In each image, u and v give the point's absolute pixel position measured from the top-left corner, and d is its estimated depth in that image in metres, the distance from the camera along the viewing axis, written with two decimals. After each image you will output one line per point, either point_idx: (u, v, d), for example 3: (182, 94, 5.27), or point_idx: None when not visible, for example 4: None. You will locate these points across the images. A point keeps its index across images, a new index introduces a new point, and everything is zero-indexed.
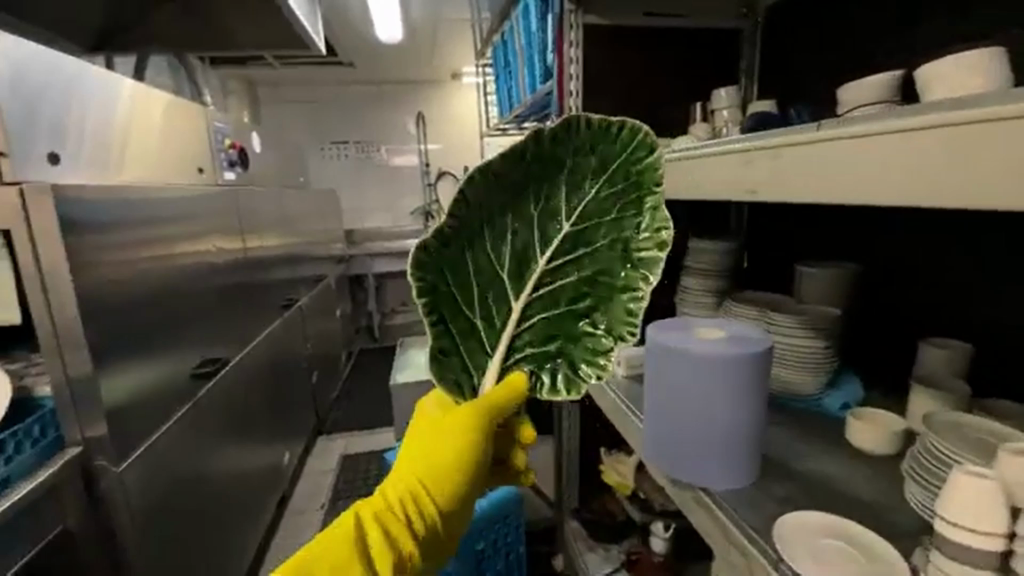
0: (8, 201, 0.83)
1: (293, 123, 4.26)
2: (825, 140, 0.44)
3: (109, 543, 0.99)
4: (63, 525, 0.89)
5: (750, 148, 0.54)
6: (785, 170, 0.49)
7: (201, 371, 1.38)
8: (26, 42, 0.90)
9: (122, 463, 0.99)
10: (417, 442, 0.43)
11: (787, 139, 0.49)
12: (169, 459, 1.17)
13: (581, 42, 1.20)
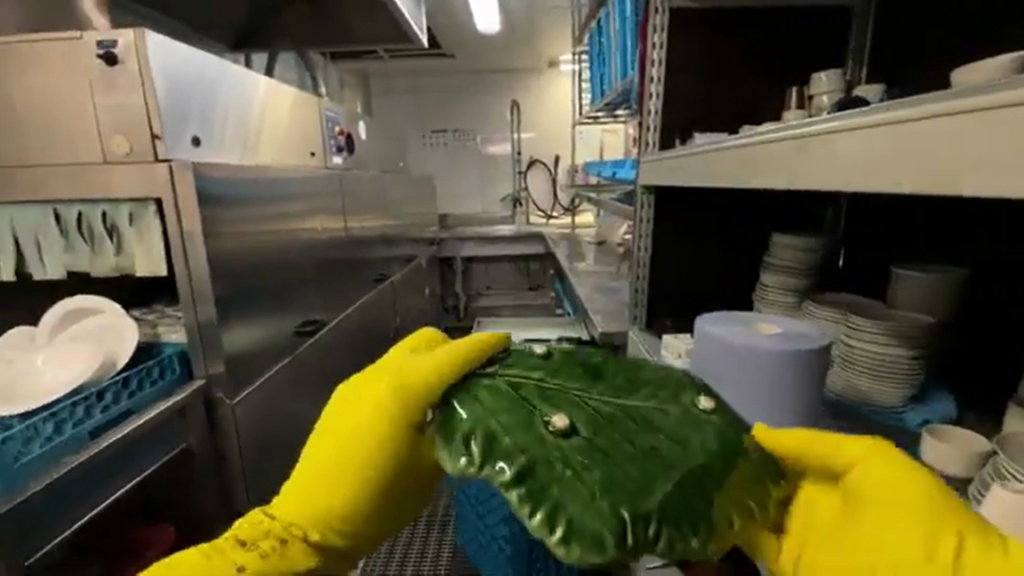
0: (162, 175, 1.03)
1: (399, 112, 4.55)
2: (867, 126, 0.41)
3: (222, 464, 1.19)
4: (187, 443, 1.09)
5: (808, 134, 0.52)
6: (832, 159, 0.47)
7: (302, 331, 1.57)
8: (180, 44, 1.09)
9: (235, 399, 1.19)
10: (339, 445, 0.36)
11: (839, 124, 0.46)
12: (272, 402, 1.37)
13: (666, 27, 1.18)
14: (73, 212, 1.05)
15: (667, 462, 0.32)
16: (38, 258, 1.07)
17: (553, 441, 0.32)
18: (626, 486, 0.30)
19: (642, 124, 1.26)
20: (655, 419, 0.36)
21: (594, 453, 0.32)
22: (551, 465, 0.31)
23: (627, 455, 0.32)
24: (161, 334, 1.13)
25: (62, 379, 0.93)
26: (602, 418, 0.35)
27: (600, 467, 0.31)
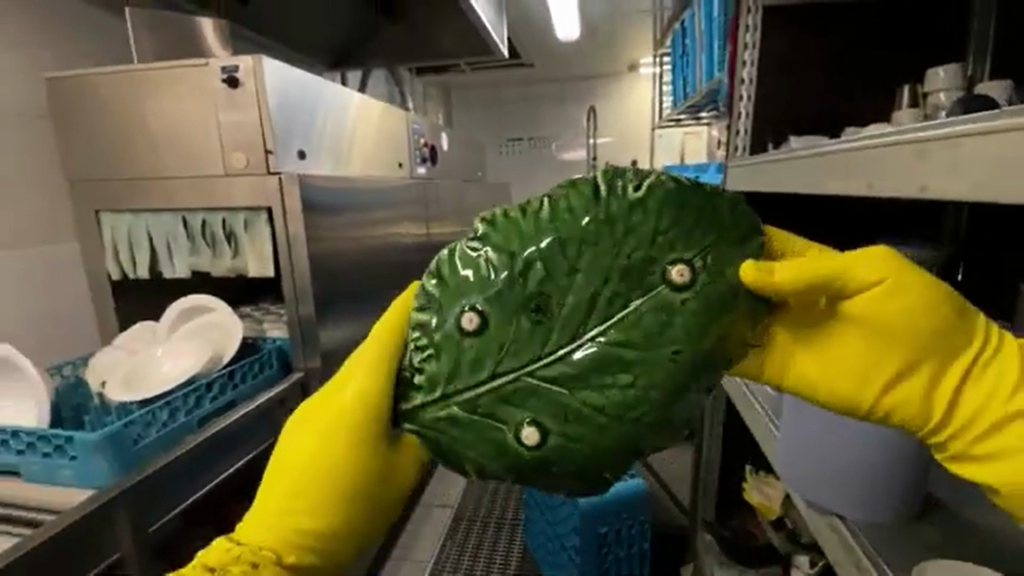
0: (273, 187, 1.14)
1: (477, 122, 4.68)
2: (998, 131, 0.38)
3: None
4: None
5: (925, 139, 0.48)
6: (958, 166, 0.42)
7: None
8: (290, 68, 1.21)
9: None
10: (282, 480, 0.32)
11: (966, 128, 0.42)
12: None
13: (758, 26, 1.13)
14: (199, 220, 1.20)
15: (637, 408, 0.27)
16: (169, 259, 1.23)
17: (511, 451, 0.28)
18: (601, 459, 0.28)
19: (731, 127, 1.23)
20: (621, 334, 0.28)
21: (559, 442, 0.28)
22: (526, 475, 0.29)
23: (597, 428, 0.27)
24: (267, 330, 1.26)
25: (175, 372, 1.04)
26: (558, 386, 0.28)
27: (575, 460, 0.28)
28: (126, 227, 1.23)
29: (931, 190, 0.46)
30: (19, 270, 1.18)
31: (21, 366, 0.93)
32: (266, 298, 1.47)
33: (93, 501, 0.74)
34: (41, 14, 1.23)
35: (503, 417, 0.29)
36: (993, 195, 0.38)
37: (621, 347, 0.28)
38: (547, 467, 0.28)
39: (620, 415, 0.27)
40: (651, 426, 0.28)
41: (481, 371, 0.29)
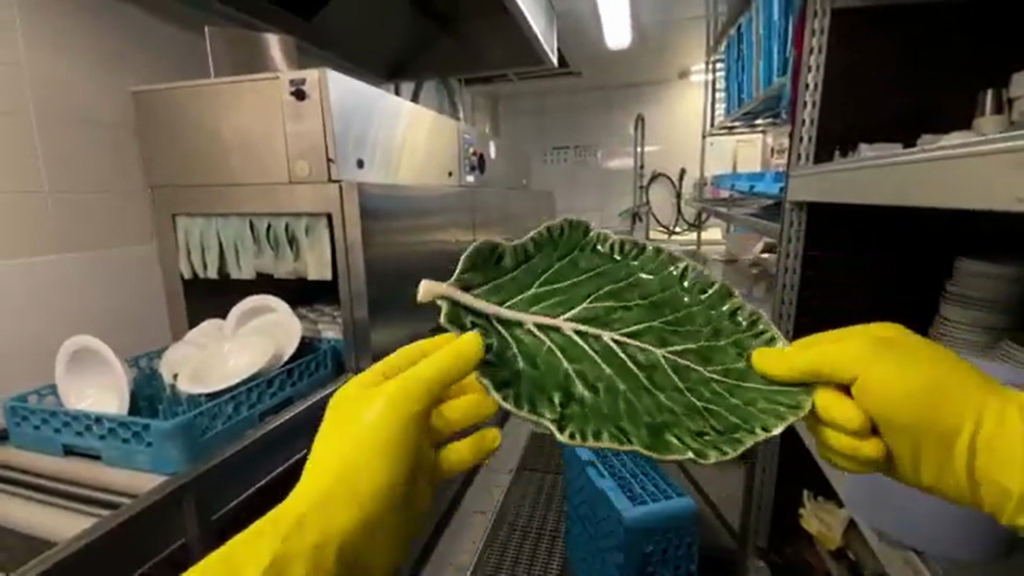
0: (333, 193, 1.19)
1: (523, 132, 4.72)
2: None
3: None
4: None
5: (1022, 147, 0.44)
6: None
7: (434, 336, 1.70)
8: (351, 80, 1.25)
9: None
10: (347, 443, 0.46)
11: None
12: None
13: (826, 29, 1.07)
14: (264, 225, 1.26)
15: (690, 420, 0.36)
16: (235, 261, 1.30)
17: (554, 357, 0.39)
18: (636, 422, 0.35)
19: (792, 135, 1.14)
20: (695, 357, 0.40)
21: (606, 393, 0.37)
22: (549, 397, 0.36)
23: (646, 401, 0.37)
24: (321, 330, 1.31)
25: (241, 366, 1.09)
26: (628, 361, 0.39)
27: (608, 421, 0.35)
28: (199, 230, 1.32)
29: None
30: (103, 269, 1.28)
31: (104, 357, 1.01)
32: (322, 300, 1.53)
33: (163, 487, 0.78)
34: (130, 34, 1.35)
35: (563, 337, 0.40)
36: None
37: (692, 367, 0.39)
38: (581, 403, 0.36)
39: (654, 392, 0.37)
40: (701, 434, 0.35)
41: (564, 284, 0.43)
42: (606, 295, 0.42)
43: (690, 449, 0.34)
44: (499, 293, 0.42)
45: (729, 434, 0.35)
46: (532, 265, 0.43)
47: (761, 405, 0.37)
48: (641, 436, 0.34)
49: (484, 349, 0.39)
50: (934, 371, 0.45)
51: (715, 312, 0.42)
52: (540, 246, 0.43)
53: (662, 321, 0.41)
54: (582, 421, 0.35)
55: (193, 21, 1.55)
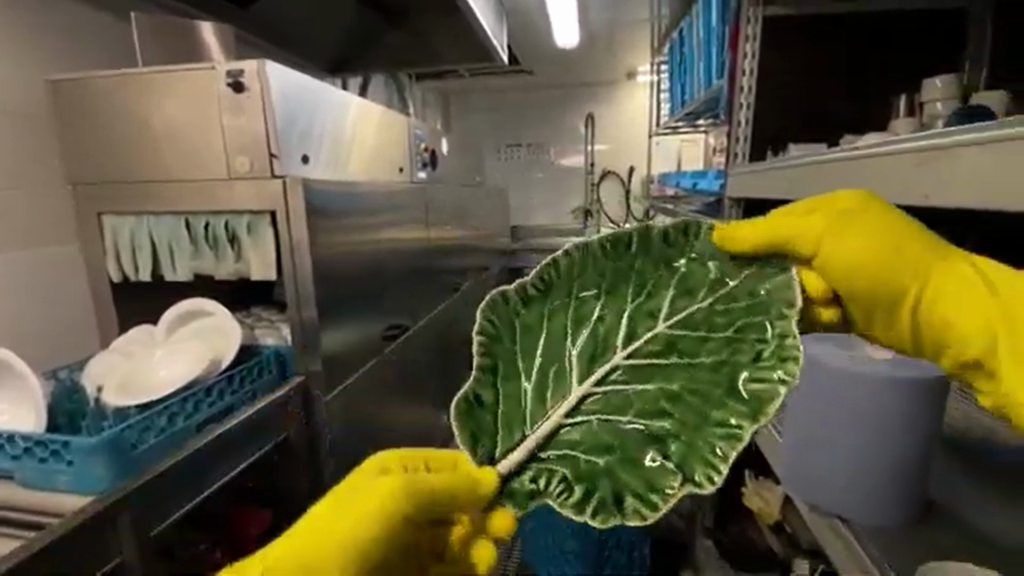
0: (277, 191, 1.15)
1: (475, 128, 4.70)
2: (993, 140, 0.40)
3: (314, 454, 1.28)
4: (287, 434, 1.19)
5: (924, 149, 0.50)
6: (962, 173, 0.44)
7: (387, 335, 1.68)
8: (294, 73, 1.21)
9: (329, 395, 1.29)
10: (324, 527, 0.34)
11: (965, 137, 0.44)
12: (359, 399, 1.47)
13: (758, 36, 1.13)
14: (202, 223, 1.20)
15: (741, 351, 0.34)
16: (171, 262, 1.23)
17: (606, 425, 0.36)
18: (712, 395, 0.34)
19: (730, 134, 1.21)
20: (678, 290, 0.38)
21: (672, 403, 0.35)
22: (649, 467, 0.33)
23: (695, 374, 0.35)
24: (259, 336, 1.26)
25: (173, 375, 1.03)
26: (647, 362, 0.37)
27: (703, 429, 0.33)
28: (128, 229, 1.23)
29: (931, 195, 0.48)
30: (18, 273, 1.18)
31: (15, 371, 0.93)
32: (267, 301, 1.47)
33: (82, 513, 0.71)
34: (45, 18, 1.24)
35: (592, 403, 0.38)
36: (1002, 191, 0.39)
37: (691, 308, 0.37)
38: (672, 438, 0.34)
39: (700, 365, 0.35)
40: (764, 357, 0.33)
41: (534, 364, 0.40)
42: (576, 325, 0.40)
43: (776, 378, 0.32)
44: (509, 433, 0.39)
45: (774, 337, 0.33)
46: (504, 382, 0.40)
47: (767, 290, 0.36)
48: (734, 406, 0.33)
49: (564, 491, 0.34)
50: (884, 228, 0.39)
51: (665, 245, 0.39)
52: (491, 352, 0.41)
53: (633, 294, 0.39)
54: (696, 456, 0.32)
55: (118, 6, 1.44)
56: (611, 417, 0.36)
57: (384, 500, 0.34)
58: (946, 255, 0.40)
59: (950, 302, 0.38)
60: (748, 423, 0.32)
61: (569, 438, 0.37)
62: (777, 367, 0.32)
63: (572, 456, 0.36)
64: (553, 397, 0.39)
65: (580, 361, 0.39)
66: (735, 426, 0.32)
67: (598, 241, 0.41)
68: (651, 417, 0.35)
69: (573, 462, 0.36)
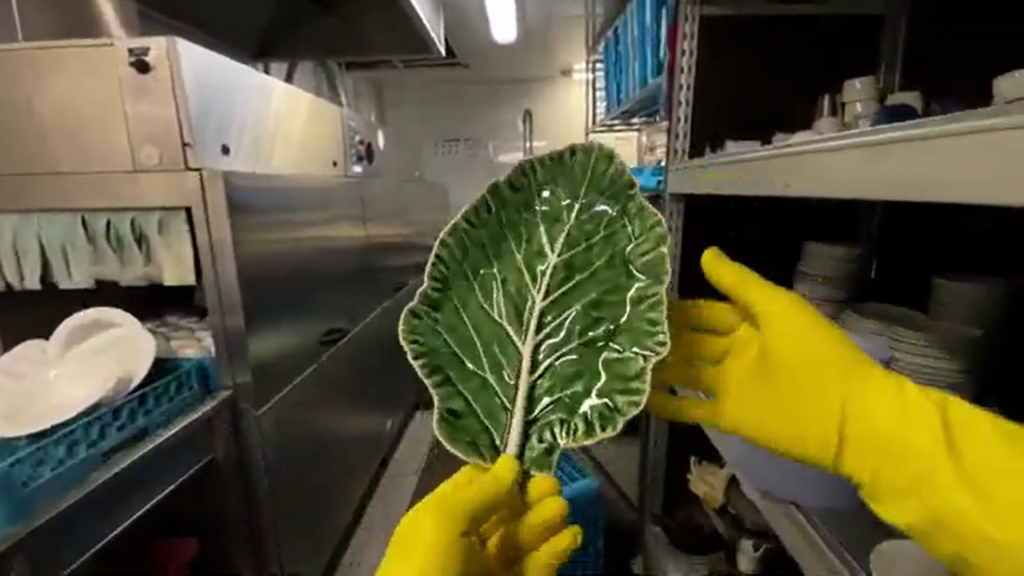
0: (193, 185, 1.03)
1: (411, 122, 4.56)
2: (935, 136, 0.39)
3: (247, 474, 1.17)
4: (213, 455, 1.08)
5: (864, 144, 0.49)
6: (892, 166, 0.44)
7: (325, 340, 1.57)
8: (211, 54, 1.10)
9: (262, 409, 1.18)
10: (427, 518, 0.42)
11: (906, 134, 0.43)
12: (296, 410, 1.37)
13: (695, 34, 1.17)
14: (103, 221, 1.05)
15: (618, 240, 0.46)
16: (66, 267, 1.07)
17: (562, 353, 0.47)
18: (619, 284, 0.46)
19: (670, 129, 1.23)
20: (546, 222, 0.48)
21: (599, 306, 0.46)
22: (612, 364, 0.45)
23: (598, 276, 0.46)
24: (176, 347, 1.10)
25: (75, 399, 0.91)
26: (558, 294, 0.47)
27: (633, 314, 0.45)
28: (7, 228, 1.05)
29: (863, 188, 0.49)
30: None
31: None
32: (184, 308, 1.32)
33: None
34: None
35: (538, 348, 0.47)
36: (932, 186, 0.40)
37: (562, 228, 0.47)
38: (613, 332, 0.45)
39: (601, 269, 0.46)
40: (637, 235, 0.45)
41: (478, 350, 0.47)
42: (490, 296, 0.48)
43: (653, 245, 0.44)
44: (495, 420, 0.47)
45: (634, 218, 0.46)
46: (463, 384, 0.47)
47: (610, 186, 0.46)
48: (646, 283, 0.45)
49: (564, 426, 0.45)
50: (824, 358, 0.45)
51: (512, 191, 0.48)
52: (436, 364, 0.47)
53: (520, 246, 0.48)
54: (639, 333, 0.44)
55: None
56: (560, 341, 0.47)
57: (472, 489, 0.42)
58: (882, 384, 0.44)
59: (860, 448, 0.44)
60: (657, 287, 0.44)
61: (542, 385, 0.46)
62: (652, 240, 0.45)
63: (550, 395, 0.46)
64: (506, 363, 0.47)
65: (513, 326, 0.47)
66: (653, 295, 0.44)
67: (462, 221, 0.47)
68: (589, 324, 0.46)
69: (556, 398, 0.46)
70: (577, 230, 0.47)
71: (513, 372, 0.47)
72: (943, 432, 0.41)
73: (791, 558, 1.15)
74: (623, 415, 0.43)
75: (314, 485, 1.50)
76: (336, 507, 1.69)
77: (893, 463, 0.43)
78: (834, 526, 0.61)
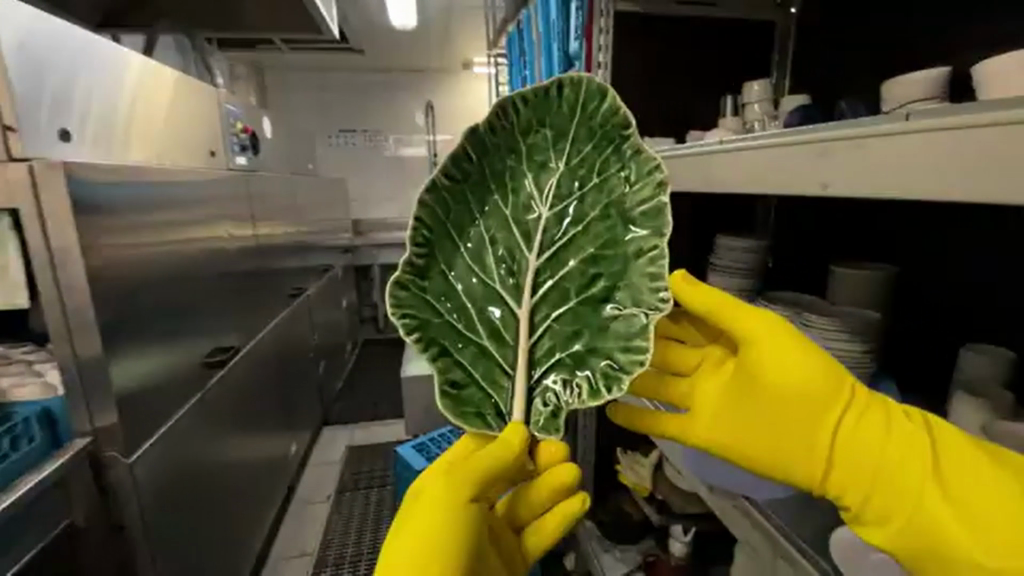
0: (18, 179, 0.80)
1: (299, 110, 4.19)
2: (908, 130, 0.41)
3: (118, 533, 0.96)
4: (68, 519, 0.87)
5: (818, 139, 0.51)
6: (842, 163, 0.48)
7: (212, 360, 1.36)
8: (39, 12, 0.87)
9: (133, 453, 0.97)
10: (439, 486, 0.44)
11: (870, 129, 0.45)
12: (179, 446, 1.15)
13: (610, 29, 1.17)
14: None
15: (614, 186, 0.44)
16: None
17: (560, 311, 0.46)
18: (615, 237, 0.44)
19: None
20: (534, 171, 0.46)
21: (594, 262, 0.45)
22: (613, 325, 0.43)
23: (593, 230, 0.45)
24: (8, 389, 0.84)
25: None
26: (552, 251, 0.46)
27: (631, 269, 0.43)
28: None
29: (810, 185, 0.52)
30: None
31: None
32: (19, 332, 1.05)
33: None
34: None
35: (534, 309, 0.46)
36: (887, 180, 0.43)
37: (553, 178, 0.45)
38: (613, 289, 0.44)
39: (597, 220, 0.45)
40: (633, 180, 0.43)
41: (473, 318, 0.46)
42: (480, 258, 0.46)
43: (654, 190, 0.42)
44: (498, 388, 0.46)
45: (630, 161, 0.43)
46: (461, 353, 0.46)
47: (598, 129, 0.44)
48: (644, 233, 0.42)
49: (566, 391, 0.44)
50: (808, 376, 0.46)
51: (493, 136, 0.45)
52: (429, 338, 0.45)
53: (507, 199, 0.46)
54: (639, 289, 0.43)
55: None
56: (557, 299, 0.46)
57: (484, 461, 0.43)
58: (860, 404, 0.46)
59: (848, 467, 0.45)
60: (656, 238, 0.42)
61: (541, 348, 0.46)
62: (650, 185, 0.42)
63: (550, 358, 0.45)
64: (504, 326, 0.46)
65: (507, 288, 0.46)
66: (649, 246, 0.42)
67: (440, 174, 0.44)
68: (585, 281, 0.45)
69: (557, 361, 0.45)
70: (569, 176, 0.45)
71: (512, 338, 0.46)
72: (930, 460, 0.42)
73: (714, 536, 1.20)
74: (629, 376, 0.42)
75: (206, 529, 1.29)
76: (235, 549, 1.47)
77: (887, 484, 0.43)
78: (774, 501, 0.63)
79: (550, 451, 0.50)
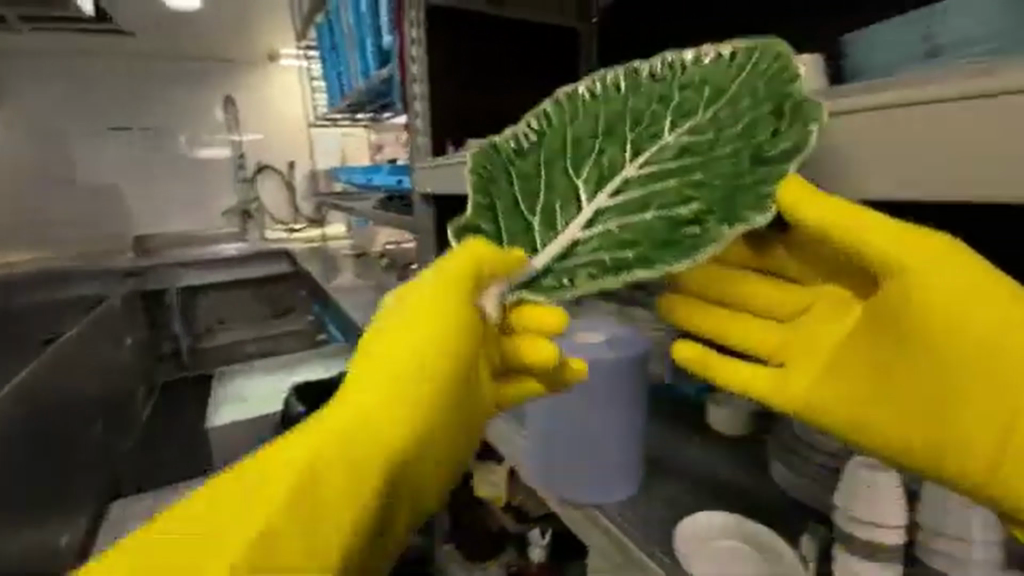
0: None
1: (43, 100, 3.26)
2: None
3: None
4: None
5: None
6: None
7: None
8: None
9: None
10: (376, 352, 0.30)
11: None
12: None
13: (421, 24, 1.12)
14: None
15: (760, 126, 0.34)
16: None
17: (625, 221, 0.36)
18: (739, 172, 0.33)
19: (408, 122, 1.17)
20: (674, 107, 0.37)
21: (692, 188, 0.35)
22: (691, 239, 0.32)
23: (706, 157, 0.35)
24: None
25: None
26: (653, 167, 0.37)
27: (733, 197, 0.33)
28: None
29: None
30: None
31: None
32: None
33: None
34: None
35: (600, 205, 0.37)
36: (809, 175, 0.37)
37: (691, 115, 0.37)
38: (704, 217, 0.33)
39: (723, 149, 0.35)
40: (783, 131, 0.33)
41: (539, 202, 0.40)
42: (570, 158, 0.40)
43: (800, 135, 0.32)
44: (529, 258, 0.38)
45: (779, 103, 0.34)
46: (508, 235, 0.40)
47: (767, 78, 0.35)
48: (772, 170, 0.32)
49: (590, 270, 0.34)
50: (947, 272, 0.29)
51: (645, 72, 0.39)
52: (488, 196, 0.41)
53: (633, 127, 0.38)
54: (736, 210, 0.32)
55: None
56: (635, 209, 0.36)
57: (441, 300, 0.31)
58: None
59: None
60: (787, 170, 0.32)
61: (586, 245, 0.36)
62: (791, 128, 0.33)
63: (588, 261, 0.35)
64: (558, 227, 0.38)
65: (575, 184, 0.39)
66: (769, 179, 0.32)
67: (581, 87, 0.41)
68: (671, 197, 0.35)
69: (601, 259, 0.35)
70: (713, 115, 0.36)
71: (566, 234, 0.38)
72: None
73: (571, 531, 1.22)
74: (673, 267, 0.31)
75: None
76: None
77: None
78: (624, 512, 0.61)
79: (547, 316, 0.35)
